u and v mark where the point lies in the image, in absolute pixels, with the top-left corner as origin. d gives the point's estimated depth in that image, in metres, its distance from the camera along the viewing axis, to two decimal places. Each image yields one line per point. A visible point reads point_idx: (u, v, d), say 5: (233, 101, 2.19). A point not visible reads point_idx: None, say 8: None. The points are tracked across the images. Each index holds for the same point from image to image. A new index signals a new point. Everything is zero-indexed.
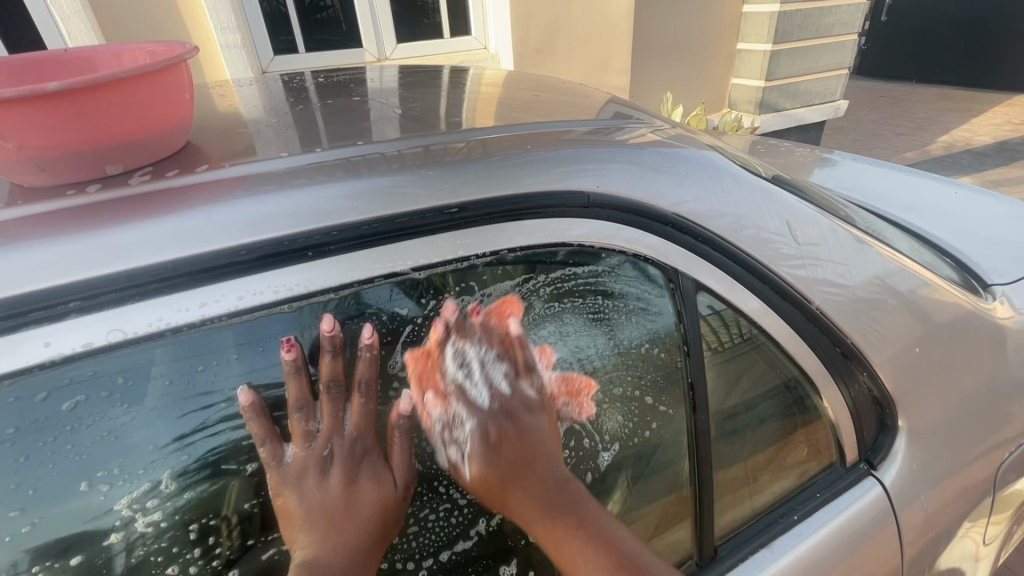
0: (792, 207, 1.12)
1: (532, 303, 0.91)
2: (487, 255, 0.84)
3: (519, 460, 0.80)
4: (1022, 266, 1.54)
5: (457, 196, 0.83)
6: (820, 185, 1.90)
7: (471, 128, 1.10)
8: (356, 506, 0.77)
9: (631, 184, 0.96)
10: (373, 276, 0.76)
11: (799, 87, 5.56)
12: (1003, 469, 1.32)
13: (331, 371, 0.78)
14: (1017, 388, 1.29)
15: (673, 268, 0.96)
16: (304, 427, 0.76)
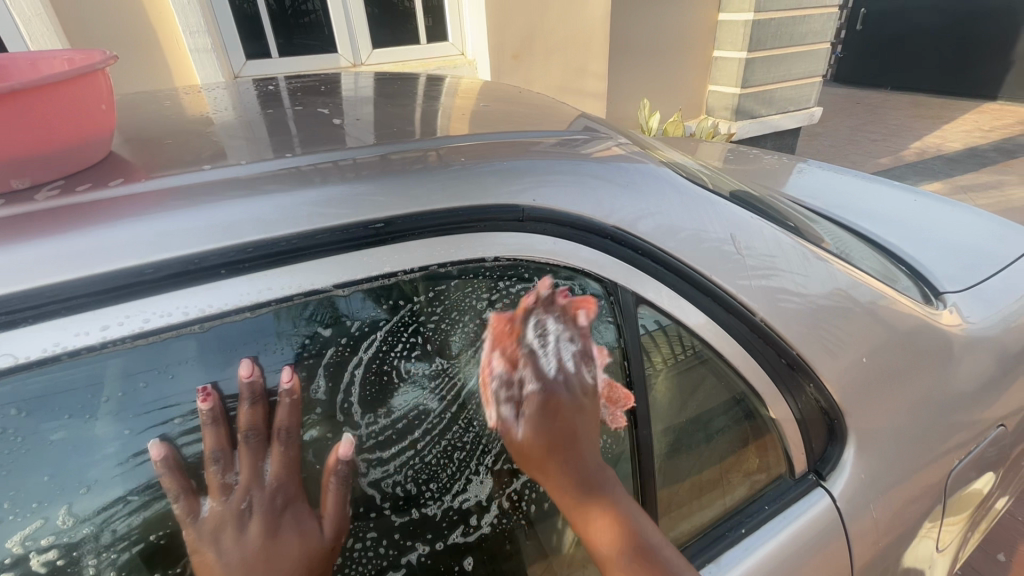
0: (736, 218, 1.13)
1: (465, 323, 0.92)
2: (414, 270, 0.83)
3: (567, 433, 0.88)
4: (974, 274, 1.56)
5: (384, 210, 0.82)
6: (779, 195, 1.93)
7: (415, 139, 1.09)
8: (278, 560, 0.76)
9: (569, 198, 0.96)
10: (291, 295, 0.75)
11: (774, 94, 5.66)
12: (955, 475, 1.33)
13: (250, 420, 0.77)
14: (965, 395, 1.31)
15: (612, 282, 0.96)
16: (219, 480, 0.75)
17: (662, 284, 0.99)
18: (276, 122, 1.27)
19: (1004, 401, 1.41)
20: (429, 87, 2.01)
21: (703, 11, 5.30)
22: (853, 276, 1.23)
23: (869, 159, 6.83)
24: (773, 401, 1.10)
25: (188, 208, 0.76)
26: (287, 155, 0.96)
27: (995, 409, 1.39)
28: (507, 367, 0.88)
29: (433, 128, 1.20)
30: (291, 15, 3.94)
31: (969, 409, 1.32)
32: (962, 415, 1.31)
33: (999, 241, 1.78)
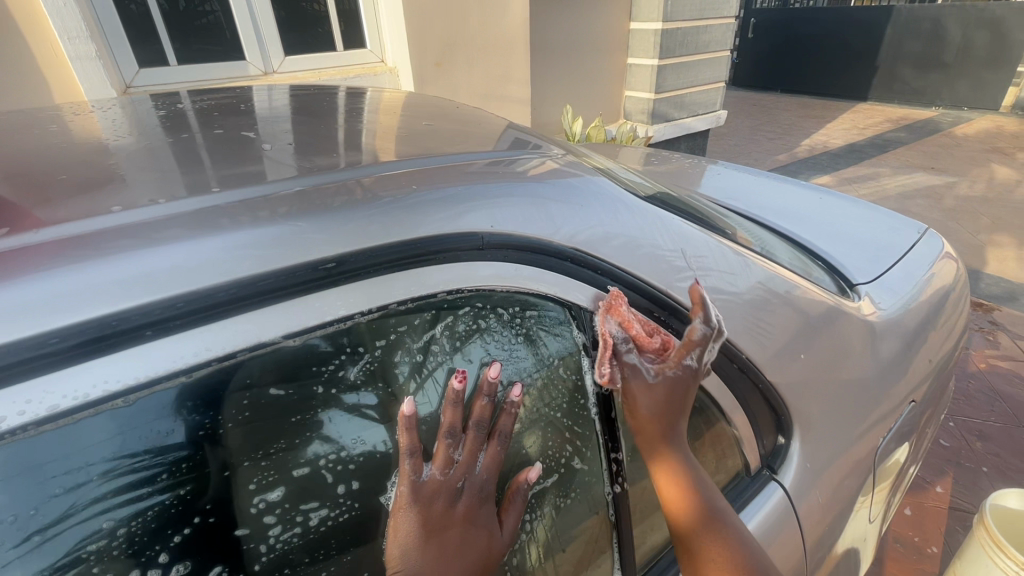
0: (681, 231, 1.17)
1: (432, 355, 0.90)
2: (372, 310, 0.78)
3: (666, 404, 0.99)
4: (879, 264, 1.73)
5: (331, 248, 0.77)
6: (706, 199, 2.05)
7: (353, 163, 1.02)
8: (467, 545, 0.86)
9: (524, 221, 0.95)
10: (234, 352, 0.68)
11: (685, 98, 6.01)
12: (880, 451, 1.46)
13: (480, 413, 0.88)
14: (884, 376, 1.45)
15: (575, 304, 0.97)
16: (450, 454, 0.85)
17: (623, 302, 1.01)
18: (188, 146, 1.14)
19: (913, 378, 1.57)
20: (353, 102, 1.91)
21: (615, 21, 5.53)
22: (785, 277, 1.32)
23: (769, 157, 7.45)
24: (729, 404, 1.15)
25: (97, 261, 0.66)
26: (210, 189, 0.87)
27: (908, 386, 1.55)
28: (620, 330, 0.98)
29: (370, 150, 1.14)
30: (188, 19, 3.62)
31: (888, 389, 1.46)
32: (883, 395, 1.44)
33: (894, 233, 1.99)
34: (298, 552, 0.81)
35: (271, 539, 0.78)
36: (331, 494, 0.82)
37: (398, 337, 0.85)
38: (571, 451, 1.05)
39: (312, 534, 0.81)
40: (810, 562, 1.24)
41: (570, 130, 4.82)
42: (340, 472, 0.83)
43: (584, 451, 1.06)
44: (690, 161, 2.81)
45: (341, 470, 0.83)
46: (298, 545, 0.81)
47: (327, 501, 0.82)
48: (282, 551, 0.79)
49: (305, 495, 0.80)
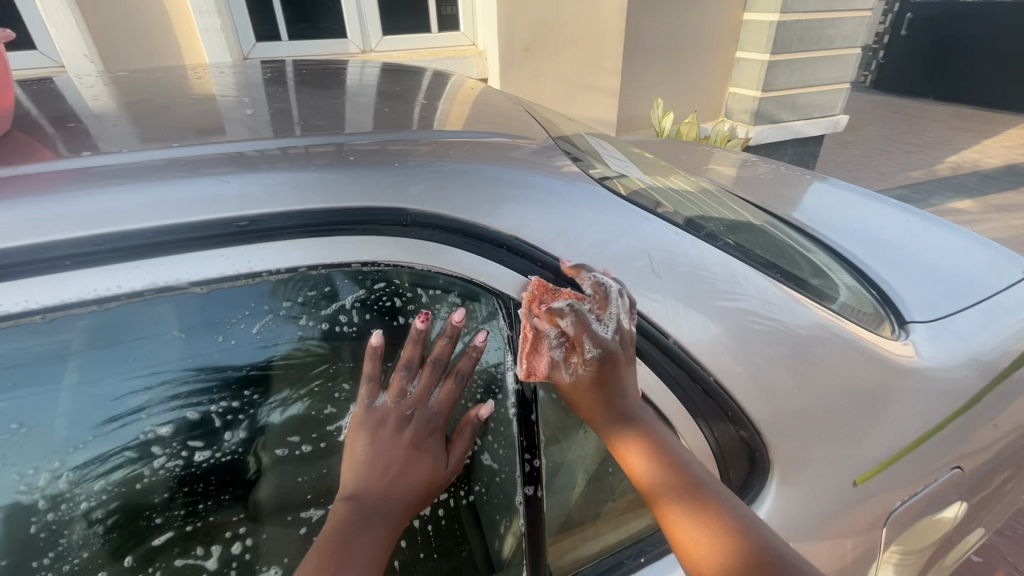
0: (657, 233, 1.08)
1: (341, 324, 0.91)
2: (282, 271, 0.81)
3: (609, 386, 0.93)
4: (947, 301, 1.46)
5: (250, 208, 0.81)
6: (750, 205, 1.85)
7: (325, 130, 1.06)
8: (411, 474, 0.85)
9: (464, 203, 0.94)
10: (140, 289, 0.74)
11: (797, 99, 5.45)
12: (895, 516, 1.26)
13: (440, 352, 0.88)
14: (910, 430, 1.24)
15: (505, 294, 0.93)
16: (402, 384, 0.86)
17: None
18: (201, 103, 1.23)
19: (956, 441, 1.32)
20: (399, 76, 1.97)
21: (725, 8, 5.09)
22: (789, 298, 1.17)
23: (897, 172, 6.52)
24: (684, 427, 1.05)
25: (40, 196, 0.75)
26: (176, 143, 0.94)
27: (945, 447, 1.30)
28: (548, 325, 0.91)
29: (357, 119, 1.16)
30: None
31: (914, 446, 1.25)
32: (901, 453, 1.23)
33: (982, 268, 1.67)
34: (178, 489, 0.84)
35: (155, 467, 0.82)
36: (219, 439, 0.86)
37: (307, 300, 0.87)
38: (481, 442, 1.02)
39: (195, 474, 0.84)
40: None
41: (657, 125, 4.56)
42: (232, 421, 0.87)
43: (494, 447, 1.02)
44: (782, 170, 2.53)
45: (234, 420, 0.87)
46: (181, 481, 0.84)
47: (216, 446, 0.86)
48: (165, 483, 0.83)
49: (194, 436, 0.84)
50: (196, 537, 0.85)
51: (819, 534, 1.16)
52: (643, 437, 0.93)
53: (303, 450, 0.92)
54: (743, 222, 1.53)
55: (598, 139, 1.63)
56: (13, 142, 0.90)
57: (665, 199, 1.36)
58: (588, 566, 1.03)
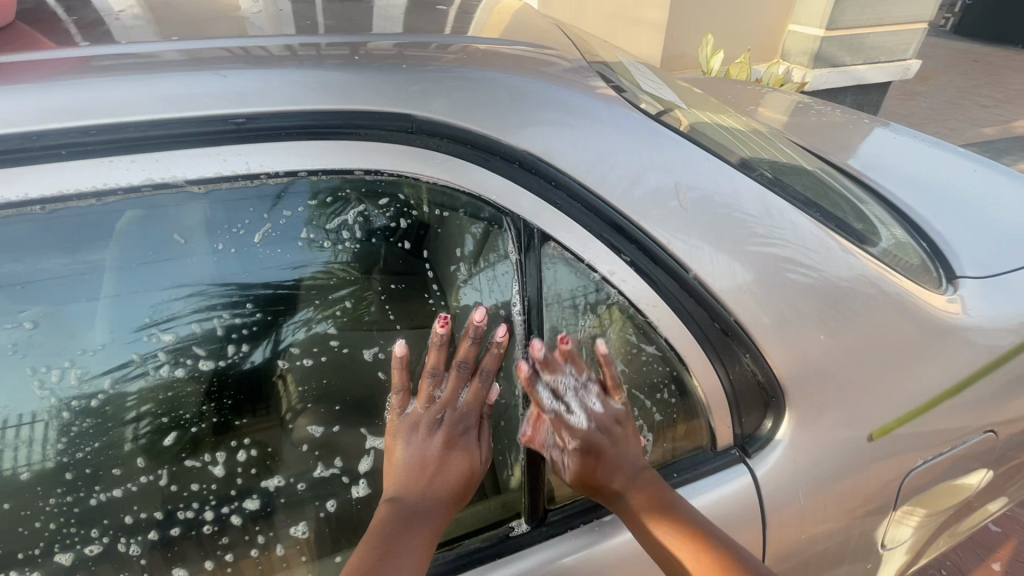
0: (686, 160, 0.99)
1: (343, 238, 0.88)
2: (280, 175, 0.79)
3: (600, 453, 0.91)
4: (1004, 259, 1.33)
5: (246, 104, 0.77)
6: (797, 144, 1.70)
7: (334, 31, 1.00)
8: (446, 471, 0.87)
9: (476, 112, 0.87)
10: (138, 186, 0.74)
11: (864, 39, 4.97)
12: (912, 475, 1.21)
13: (465, 354, 0.89)
14: (941, 389, 1.17)
15: (516, 213, 0.88)
16: (431, 390, 0.88)
17: (576, 223, 0.90)
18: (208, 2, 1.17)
19: (993, 404, 1.25)
20: None
21: None
22: (827, 239, 1.08)
23: (969, 127, 5.96)
24: (699, 368, 1.01)
25: (35, 83, 0.73)
26: (176, 39, 0.90)
27: (979, 410, 1.23)
28: (551, 432, 0.92)
29: (371, 22, 1.09)
30: None
31: (943, 407, 1.18)
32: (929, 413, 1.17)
33: None
34: (186, 396, 0.84)
35: (189, 369, 0.83)
36: (224, 351, 0.85)
37: (306, 210, 0.84)
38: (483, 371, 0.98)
39: (201, 380, 0.84)
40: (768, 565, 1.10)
41: (705, 64, 4.22)
42: (234, 334, 0.85)
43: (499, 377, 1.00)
44: (844, 115, 2.30)
45: (237, 333, 0.85)
46: (190, 392, 0.84)
47: (218, 356, 0.84)
48: (172, 388, 0.83)
49: (198, 344, 0.83)
50: (205, 443, 0.85)
51: (831, 485, 1.12)
52: (598, 457, 0.91)
53: (305, 363, 0.90)
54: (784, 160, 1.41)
55: (635, 64, 1.51)
56: (15, 32, 0.88)
57: (709, 134, 1.25)
58: (584, 498, 1.00)
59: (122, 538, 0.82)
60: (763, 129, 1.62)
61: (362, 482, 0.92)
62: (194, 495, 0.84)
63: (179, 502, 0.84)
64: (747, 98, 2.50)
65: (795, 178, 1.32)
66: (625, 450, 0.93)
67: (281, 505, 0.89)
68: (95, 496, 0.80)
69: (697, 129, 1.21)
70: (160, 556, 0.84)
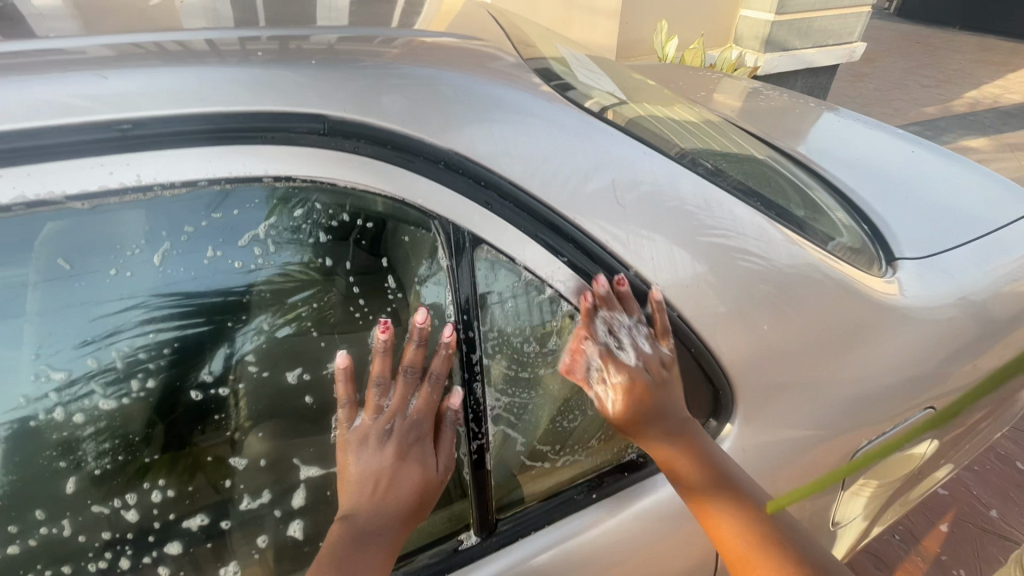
0: (623, 153, 0.97)
1: (263, 249, 0.80)
2: (176, 185, 0.72)
3: (659, 409, 0.94)
4: (938, 239, 1.37)
5: (131, 109, 0.70)
6: (742, 129, 1.71)
7: (243, 23, 0.92)
8: (400, 482, 0.83)
9: (394, 110, 0.82)
10: (9, 205, 0.67)
11: (811, 24, 5.08)
12: (858, 456, 1.24)
13: (411, 358, 0.85)
14: (881, 371, 1.19)
15: (443, 216, 0.84)
16: (378, 399, 0.84)
17: (509, 224, 0.87)
18: None
19: (932, 381, 1.28)
20: None
21: None
22: (768, 228, 1.07)
23: (913, 108, 6.19)
24: None
25: None
26: (57, 35, 0.81)
27: (919, 387, 1.27)
28: (597, 360, 0.95)
29: (288, 11, 1.02)
30: None
31: (885, 388, 1.21)
32: (871, 394, 1.20)
33: (987, 203, 1.55)
34: (94, 436, 0.76)
35: (87, 408, 0.75)
36: (126, 384, 0.76)
37: (210, 224, 0.77)
38: None
39: (103, 421, 0.76)
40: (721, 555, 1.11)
41: (660, 50, 4.23)
42: (140, 367, 0.77)
43: None
44: (793, 100, 2.33)
45: (143, 366, 0.77)
46: (136, 411, 0.78)
47: (118, 392, 0.76)
48: (64, 429, 0.74)
49: (95, 382, 0.75)
50: (112, 486, 0.77)
51: (780, 472, 1.14)
52: (671, 428, 0.95)
53: (220, 393, 0.82)
54: (725, 148, 1.40)
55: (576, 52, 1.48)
56: None
57: (650, 125, 1.23)
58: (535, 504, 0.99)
59: None
60: (711, 116, 1.61)
61: (297, 519, 0.88)
62: (104, 544, 0.78)
63: (90, 553, 0.77)
64: (699, 84, 2.51)
65: (736, 166, 1.32)
66: (674, 397, 0.96)
67: (207, 544, 0.83)
68: None
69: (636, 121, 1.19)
70: None
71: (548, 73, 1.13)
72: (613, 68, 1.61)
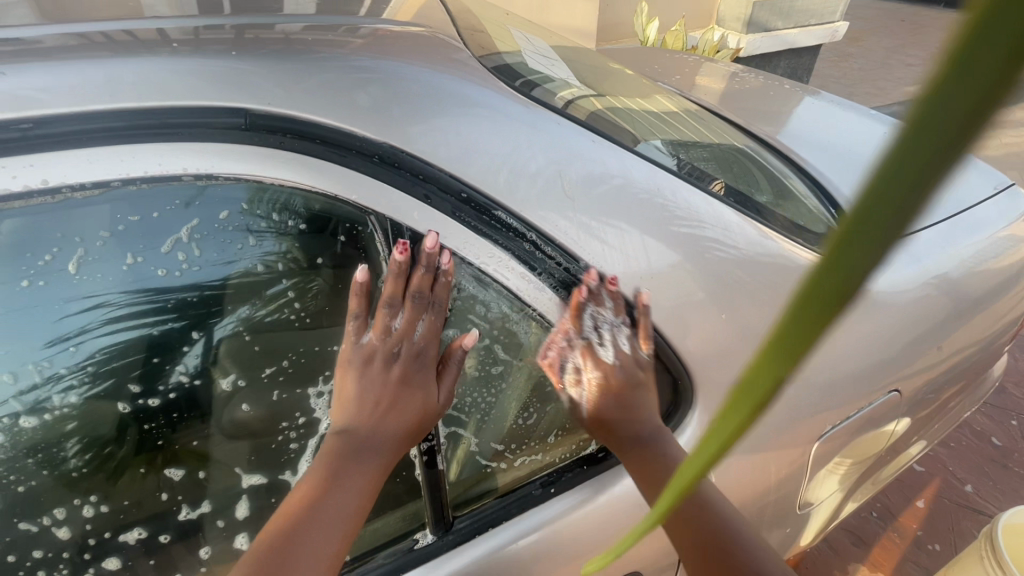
0: (572, 141, 0.93)
1: (194, 249, 0.76)
2: (87, 187, 0.69)
3: (627, 406, 0.94)
4: None
5: (32, 107, 0.66)
6: (710, 113, 1.68)
7: (168, 12, 0.88)
8: (400, 404, 0.83)
9: (320, 102, 0.78)
10: None
11: (794, 4, 5.04)
12: (822, 441, 1.22)
13: (420, 283, 0.82)
14: (844, 359, 1.18)
15: (377, 212, 0.81)
16: (386, 321, 0.83)
17: (450, 218, 0.84)
18: None
19: (896, 366, 1.27)
20: None
21: None
22: (725, 215, 1.05)
23: (897, 87, 6.18)
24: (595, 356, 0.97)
25: None
26: None
27: (884, 373, 1.25)
28: (577, 362, 0.95)
29: None
30: None
31: (849, 376, 1.20)
32: (835, 380, 1.18)
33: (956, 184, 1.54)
34: (22, 452, 0.73)
35: (7, 426, 0.71)
36: (44, 400, 0.73)
37: (127, 229, 0.72)
38: None
39: (25, 441, 0.72)
40: None
41: (641, 32, 4.17)
42: (68, 382, 0.73)
43: None
44: (767, 82, 2.31)
45: (72, 378, 0.73)
46: (109, 417, 0.76)
47: (39, 410, 0.72)
48: None
49: (15, 397, 0.71)
50: (39, 504, 0.74)
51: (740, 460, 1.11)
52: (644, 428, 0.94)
53: (149, 404, 0.77)
54: (689, 133, 1.38)
55: (535, 38, 1.44)
56: None
57: (614, 113, 1.21)
58: (492, 501, 0.97)
59: None
60: (677, 100, 1.58)
61: (241, 533, 0.86)
62: (38, 562, 0.75)
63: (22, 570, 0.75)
64: (675, 67, 2.47)
65: (701, 153, 1.30)
66: (641, 395, 0.96)
67: (149, 561, 0.80)
68: None
69: (599, 110, 1.17)
70: None
71: (498, 62, 1.10)
72: (577, 51, 1.57)
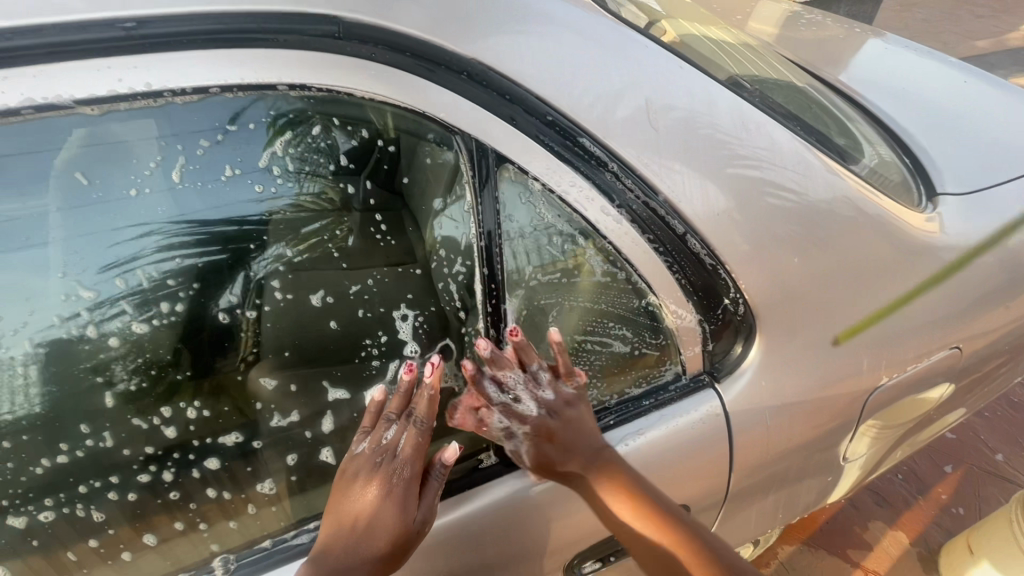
0: (659, 68, 0.90)
1: (293, 164, 0.79)
2: (186, 92, 0.69)
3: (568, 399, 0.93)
4: (984, 174, 1.29)
5: (133, 5, 0.65)
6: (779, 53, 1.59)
7: None
8: (377, 520, 0.83)
9: (411, 14, 0.76)
10: (18, 109, 0.64)
11: None
12: (875, 396, 1.20)
13: (421, 405, 0.85)
14: (911, 310, 1.15)
15: (464, 132, 0.81)
16: (381, 432, 0.85)
17: (534, 141, 0.83)
18: None
19: (961, 323, 1.25)
20: None
21: None
22: (806, 154, 1.02)
23: (965, 41, 5.71)
24: (664, 290, 0.96)
25: None
26: None
27: (948, 328, 1.23)
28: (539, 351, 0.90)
29: None
30: None
31: (914, 329, 1.17)
32: (900, 333, 1.15)
33: None
34: (138, 352, 0.75)
35: (119, 326, 0.74)
36: (153, 302, 0.75)
37: (226, 139, 0.74)
38: (456, 290, 0.91)
39: (136, 344, 0.75)
40: (733, 487, 1.12)
41: None
42: (137, 288, 0.74)
43: (467, 300, 0.92)
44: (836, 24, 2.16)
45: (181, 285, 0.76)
46: (163, 335, 0.76)
47: (149, 314, 0.75)
48: (95, 343, 0.73)
49: (127, 300, 0.73)
50: (151, 401, 0.77)
51: (801, 407, 1.10)
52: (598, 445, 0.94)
53: (246, 315, 0.81)
54: (763, 71, 1.31)
55: None
56: None
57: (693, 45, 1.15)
58: None
59: (82, 504, 0.76)
60: (747, 38, 1.49)
61: (326, 447, 0.89)
62: (150, 457, 0.78)
63: (133, 466, 0.77)
64: (733, 4, 2.31)
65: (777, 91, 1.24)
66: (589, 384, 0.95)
67: (245, 464, 0.84)
68: (39, 464, 0.73)
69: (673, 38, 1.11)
70: (128, 523, 0.79)
71: None
72: None
